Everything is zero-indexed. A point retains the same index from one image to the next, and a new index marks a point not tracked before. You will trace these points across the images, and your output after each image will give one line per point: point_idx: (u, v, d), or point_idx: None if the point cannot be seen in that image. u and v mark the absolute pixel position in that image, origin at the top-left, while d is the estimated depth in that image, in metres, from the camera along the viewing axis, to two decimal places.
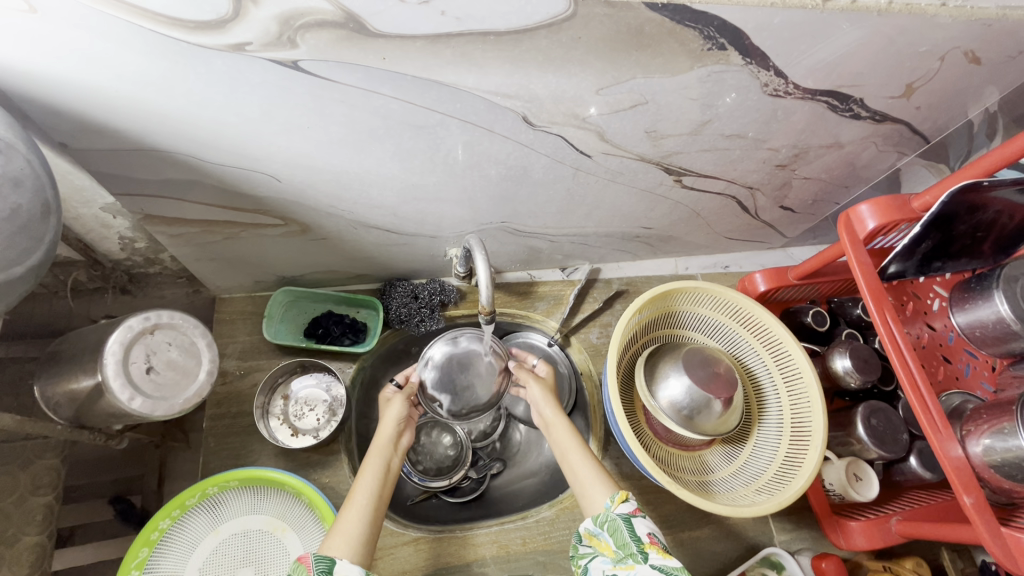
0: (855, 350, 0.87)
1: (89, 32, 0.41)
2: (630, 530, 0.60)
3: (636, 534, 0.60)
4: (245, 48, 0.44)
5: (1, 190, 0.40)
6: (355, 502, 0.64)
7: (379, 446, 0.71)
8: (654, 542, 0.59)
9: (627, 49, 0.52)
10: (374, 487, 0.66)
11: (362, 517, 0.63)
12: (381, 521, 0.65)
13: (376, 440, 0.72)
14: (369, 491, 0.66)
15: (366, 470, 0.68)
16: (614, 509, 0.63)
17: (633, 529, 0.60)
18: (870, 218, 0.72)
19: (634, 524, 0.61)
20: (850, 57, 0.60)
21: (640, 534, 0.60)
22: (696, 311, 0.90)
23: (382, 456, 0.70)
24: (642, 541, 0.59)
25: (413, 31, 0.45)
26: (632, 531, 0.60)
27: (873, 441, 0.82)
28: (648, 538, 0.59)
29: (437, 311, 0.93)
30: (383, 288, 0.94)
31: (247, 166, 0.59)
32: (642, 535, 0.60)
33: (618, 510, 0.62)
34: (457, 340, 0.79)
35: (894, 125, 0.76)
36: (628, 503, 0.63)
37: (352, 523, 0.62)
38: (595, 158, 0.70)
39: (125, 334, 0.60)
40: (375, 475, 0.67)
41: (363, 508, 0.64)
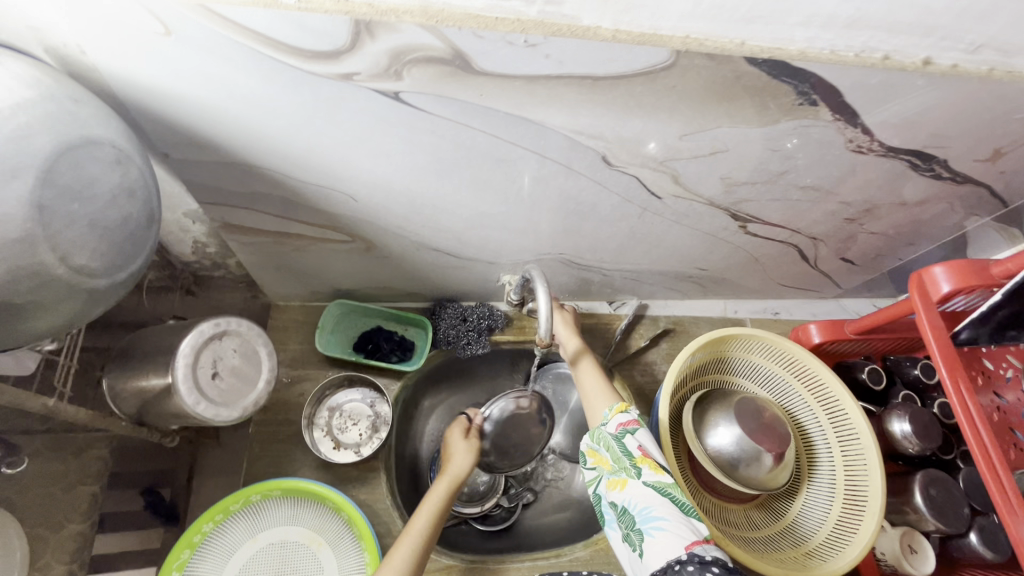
0: (915, 414, 0.83)
1: (214, 55, 0.43)
2: (621, 447, 0.63)
3: (627, 450, 0.63)
4: (353, 78, 0.46)
5: (117, 200, 0.42)
6: (409, 535, 0.65)
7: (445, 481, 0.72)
8: (644, 456, 0.62)
9: (718, 100, 0.52)
10: (431, 519, 0.67)
11: (411, 550, 0.64)
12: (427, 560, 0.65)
13: (443, 476, 0.72)
14: (425, 524, 0.66)
15: (428, 501, 0.69)
16: (610, 423, 0.66)
17: (623, 445, 0.63)
18: (944, 281, 0.70)
19: (625, 441, 0.64)
20: (941, 119, 0.59)
21: (630, 448, 0.63)
22: (748, 358, 0.88)
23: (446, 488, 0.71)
24: (633, 455, 0.62)
25: (515, 71, 0.46)
26: (624, 446, 0.63)
27: (931, 512, 0.78)
28: (640, 453, 0.62)
29: (484, 335, 0.94)
30: (432, 309, 0.95)
31: (329, 185, 0.60)
32: (633, 450, 0.62)
33: (612, 428, 0.65)
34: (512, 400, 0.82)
35: (973, 188, 0.74)
36: (625, 415, 0.66)
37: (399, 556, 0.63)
38: (664, 200, 0.70)
39: (196, 337, 0.61)
40: (436, 507, 0.68)
41: (414, 542, 0.64)
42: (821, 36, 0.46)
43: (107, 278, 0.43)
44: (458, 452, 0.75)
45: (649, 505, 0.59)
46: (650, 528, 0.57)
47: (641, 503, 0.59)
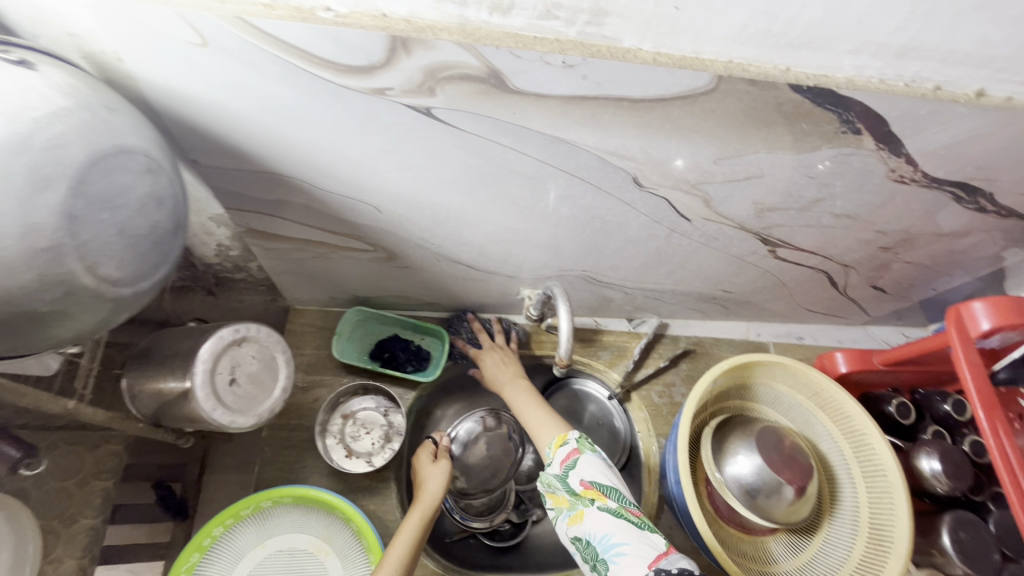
0: (946, 453, 0.80)
1: (248, 66, 0.43)
2: (565, 485, 0.63)
3: (571, 487, 0.62)
4: (386, 92, 0.45)
5: (146, 209, 0.42)
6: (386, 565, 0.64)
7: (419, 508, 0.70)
8: (587, 486, 0.61)
9: (757, 126, 0.50)
10: (409, 548, 0.66)
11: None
12: None
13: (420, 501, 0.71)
14: (403, 554, 0.65)
15: (405, 529, 0.68)
16: (553, 463, 0.66)
17: (567, 483, 0.63)
18: (984, 317, 0.68)
19: (569, 476, 0.63)
20: (992, 152, 0.56)
21: (574, 485, 0.62)
22: (771, 385, 0.86)
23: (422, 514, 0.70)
24: (577, 492, 0.61)
25: (551, 91, 0.45)
26: (567, 484, 0.63)
27: (960, 557, 0.75)
28: (582, 484, 0.61)
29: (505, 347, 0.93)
30: (451, 319, 0.94)
31: (355, 196, 0.60)
32: (575, 486, 0.62)
33: (554, 468, 0.65)
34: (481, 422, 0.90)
35: (1018, 222, 0.71)
36: (562, 450, 0.66)
37: None
38: (693, 222, 0.68)
39: (216, 343, 0.60)
40: (413, 535, 0.67)
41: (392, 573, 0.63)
42: (870, 64, 0.44)
43: (133, 286, 0.43)
44: (432, 476, 0.75)
45: (607, 532, 0.58)
46: (612, 555, 0.56)
47: (598, 532, 0.58)
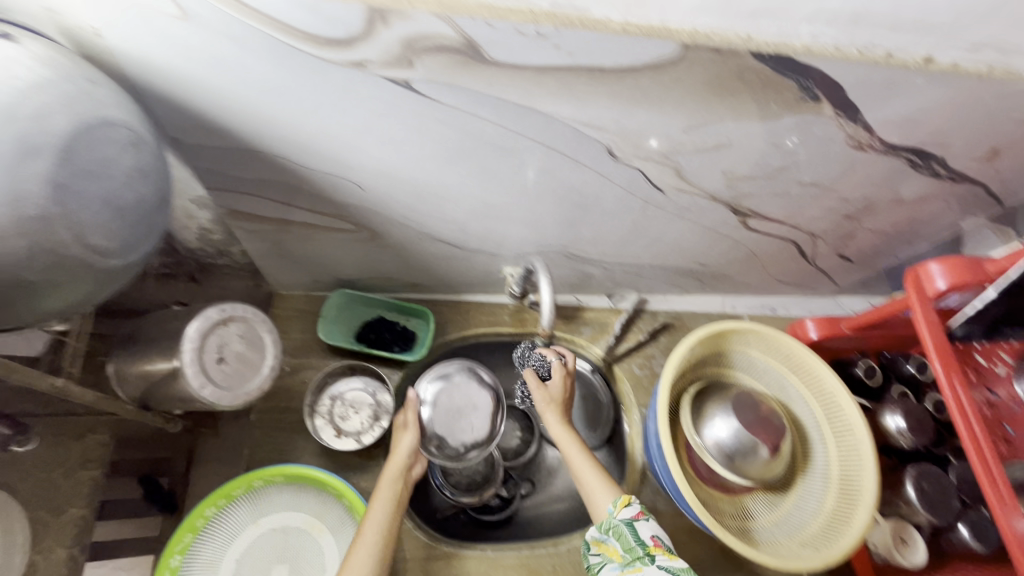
0: (908, 410, 0.85)
1: (228, 39, 0.44)
2: (634, 534, 0.64)
3: (641, 539, 0.63)
4: (365, 65, 0.46)
5: (132, 181, 0.43)
6: (364, 536, 0.67)
7: (389, 479, 0.72)
8: (657, 544, 0.62)
9: (722, 94, 0.53)
10: (383, 519, 0.69)
11: (371, 554, 0.66)
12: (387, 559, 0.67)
13: (386, 471, 0.73)
14: (378, 525, 0.68)
15: (377, 501, 0.70)
16: (616, 515, 0.66)
17: (637, 534, 0.64)
18: (940, 277, 0.71)
19: (637, 528, 0.64)
20: (943, 118, 0.60)
21: (644, 537, 0.63)
22: (745, 352, 0.89)
23: (392, 482, 0.72)
24: (647, 545, 0.63)
25: (524, 61, 0.47)
26: (637, 535, 0.64)
27: (923, 505, 0.80)
28: (653, 541, 0.63)
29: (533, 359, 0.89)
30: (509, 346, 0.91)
31: (337, 173, 0.61)
32: (647, 539, 0.63)
33: (620, 516, 0.66)
34: (449, 376, 0.80)
35: (970, 186, 0.76)
36: (630, 508, 0.67)
37: (360, 559, 0.65)
38: (666, 193, 0.70)
39: (203, 323, 0.61)
40: (385, 506, 0.70)
41: (371, 545, 0.66)
42: (825, 33, 0.46)
43: (121, 259, 0.44)
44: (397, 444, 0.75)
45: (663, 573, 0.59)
46: None
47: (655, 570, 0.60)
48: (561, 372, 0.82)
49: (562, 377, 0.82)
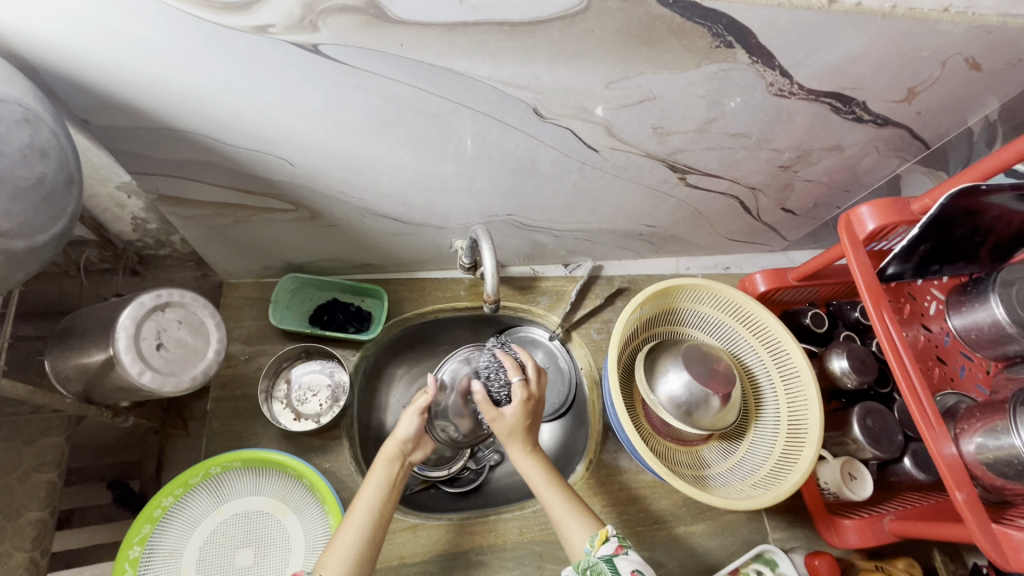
0: (853, 351, 0.88)
1: (119, 9, 0.43)
2: (612, 570, 0.58)
3: (618, 573, 0.58)
4: (268, 30, 0.46)
5: (29, 160, 0.42)
6: (353, 515, 0.65)
7: (384, 459, 0.71)
8: None
9: (636, 45, 0.53)
10: (375, 496, 0.67)
11: (359, 532, 0.64)
12: (376, 543, 0.65)
13: (384, 450, 0.71)
14: (370, 504, 0.67)
15: (370, 480, 0.69)
16: (596, 553, 0.62)
17: (616, 568, 0.58)
18: (870, 219, 0.74)
19: (617, 564, 0.59)
20: (856, 60, 0.62)
21: (624, 572, 0.58)
22: (696, 309, 0.91)
23: (387, 462, 0.71)
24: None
25: (431, 19, 0.46)
26: (615, 570, 0.58)
27: (868, 440, 0.83)
28: (632, 574, 0.57)
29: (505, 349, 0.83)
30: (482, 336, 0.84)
31: (262, 149, 0.61)
32: (626, 574, 0.57)
33: (599, 553, 0.61)
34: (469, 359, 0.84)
35: (894, 130, 0.78)
36: (609, 544, 0.62)
37: (347, 539, 0.63)
38: (601, 152, 0.71)
39: (137, 310, 0.61)
40: (377, 484, 0.68)
41: (360, 522, 0.65)
42: None
43: (26, 240, 0.43)
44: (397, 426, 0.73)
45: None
46: None
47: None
48: (521, 397, 0.72)
49: (522, 403, 0.72)
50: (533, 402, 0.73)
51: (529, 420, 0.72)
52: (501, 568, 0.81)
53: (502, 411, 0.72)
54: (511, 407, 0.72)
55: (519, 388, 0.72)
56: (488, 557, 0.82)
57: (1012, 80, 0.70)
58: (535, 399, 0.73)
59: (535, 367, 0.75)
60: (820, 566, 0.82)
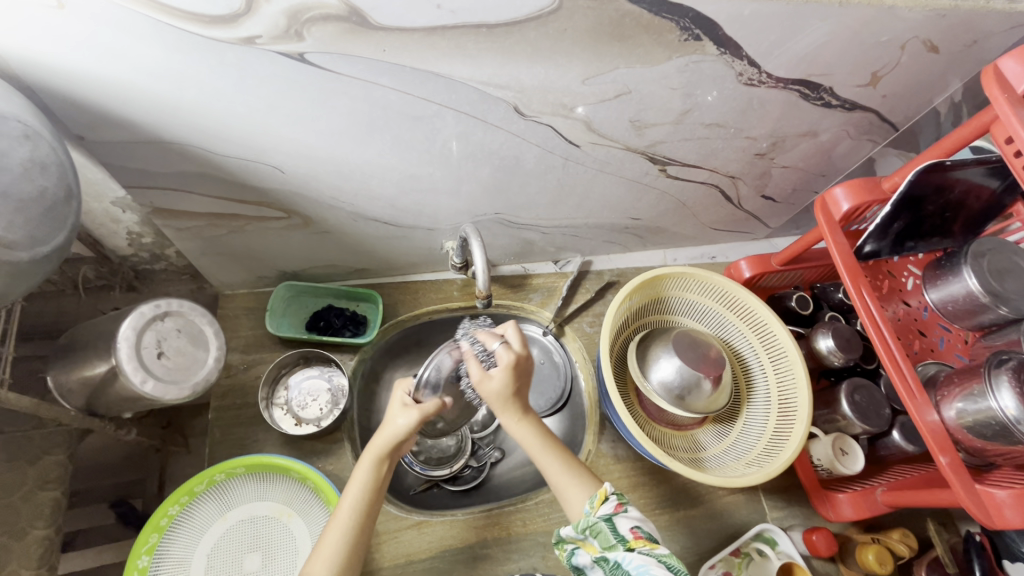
0: (837, 330, 0.90)
1: (113, 26, 0.45)
2: (612, 530, 0.61)
3: (619, 533, 0.60)
4: (255, 41, 0.48)
5: (30, 174, 0.44)
6: (337, 519, 0.65)
7: (370, 457, 0.67)
8: (637, 535, 0.59)
9: (609, 41, 0.56)
10: (359, 500, 0.65)
11: (342, 538, 0.63)
12: (362, 545, 0.65)
13: (369, 447, 0.67)
14: (353, 508, 0.65)
15: (355, 481, 0.66)
16: (595, 513, 0.63)
17: (616, 529, 0.61)
18: (844, 200, 0.76)
19: (616, 523, 0.61)
20: (819, 48, 0.65)
21: (623, 531, 0.60)
22: (684, 296, 0.93)
23: (374, 459, 0.66)
24: (627, 539, 0.59)
25: (412, 24, 0.49)
26: (616, 530, 0.60)
27: (857, 415, 0.85)
28: (632, 534, 0.60)
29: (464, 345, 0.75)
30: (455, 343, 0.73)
31: (253, 157, 0.63)
32: (625, 532, 0.60)
33: (599, 513, 0.62)
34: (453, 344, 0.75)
35: (864, 114, 0.81)
36: (608, 503, 0.63)
37: (329, 547, 0.62)
38: (583, 148, 0.74)
39: (137, 320, 0.62)
40: (362, 486, 0.66)
41: (344, 530, 0.64)
42: None
43: (29, 252, 0.45)
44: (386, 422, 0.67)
45: (645, 563, 0.56)
46: None
47: (636, 560, 0.56)
48: (506, 359, 0.67)
49: (508, 365, 0.67)
50: (522, 362, 0.68)
51: (517, 382, 0.68)
52: (506, 560, 0.83)
53: (486, 375, 0.67)
54: (495, 371, 0.67)
55: (505, 349, 0.68)
56: (494, 551, 0.83)
57: (971, 60, 0.73)
58: (523, 359, 0.68)
59: (516, 328, 0.70)
60: (817, 541, 0.85)
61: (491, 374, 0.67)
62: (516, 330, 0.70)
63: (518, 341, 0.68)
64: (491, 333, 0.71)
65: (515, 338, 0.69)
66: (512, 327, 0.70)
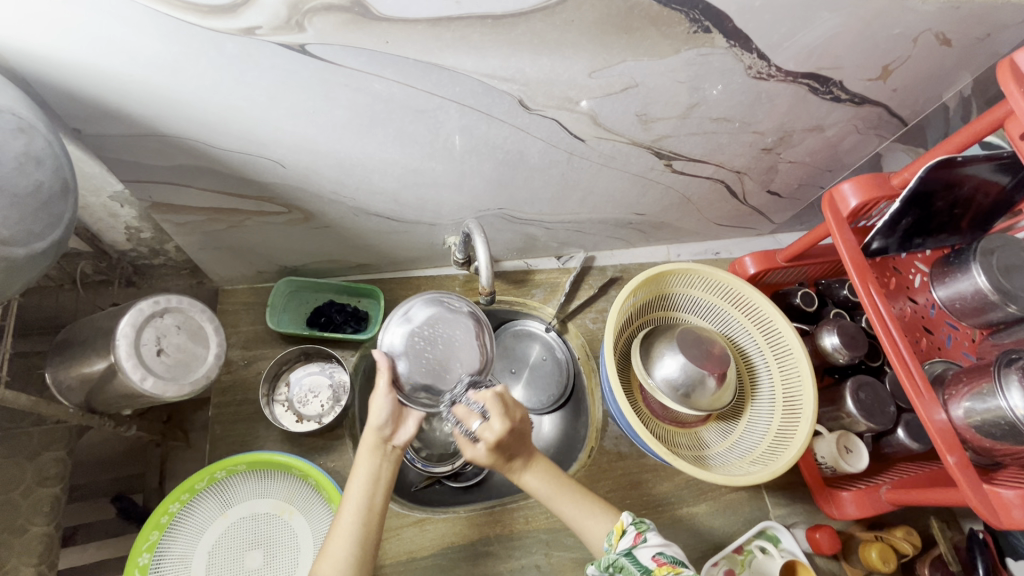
0: (843, 327, 0.89)
1: (110, 16, 0.44)
2: (634, 562, 0.60)
3: (641, 564, 0.59)
4: (255, 32, 0.47)
5: (25, 167, 0.43)
6: (342, 519, 0.64)
7: (367, 451, 0.67)
8: (660, 563, 0.58)
9: (617, 33, 0.55)
10: (361, 494, 0.65)
11: (350, 537, 0.62)
12: (373, 542, 0.64)
13: (363, 441, 0.67)
14: (357, 505, 0.64)
15: (354, 477, 0.66)
16: (615, 550, 0.63)
17: (638, 561, 0.60)
18: (852, 196, 0.75)
19: (637, 555, 0.60)
20: (830, 41, 0.64)
21: (645, 561, 0.59)
22: (689, 293, 0.93)
23: (370, 450, 0.67)
24: (649, 568, 0.58)
25: (415, 14, 0.47)
26: (638, 562, 0.59)
27: (861, 413, 0.84)
28: (655, 562, 0.58)
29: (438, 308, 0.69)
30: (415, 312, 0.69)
31: (253, 151, 0.62)
32: (648, 562, 0.59)
33: (618, 548, 0.62)
34: (410, 315, 0.68)
35: (873, 108, 0.80)
36: (627, 536, 0.63)
37: (337, 546, 0.62)
38: (588, 142, 0.72)
39: (136, 316, 0.61)
40: (362, 478, 0.66)
41: (350, 526, 0.63)
42: None
43: (25, 248, 0.44)
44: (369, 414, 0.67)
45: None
46: None
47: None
48: (488, 440, 0.63)
49: (490, 444, 0.63)
50: (505, 439, 0.64)
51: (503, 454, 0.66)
52: (509, 557, 0.82)
53: (474, 447, 0.65)
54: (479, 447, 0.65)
55: (483, 430, 0.63)
56: (496, 548, 0.83)
57: (983, 54, 0.72)
58: (504, 437, 0.63)
59: (495, 402, 0.64)
60: (822, 539, 0.84)
61: (474, 445, 0.65)
62: (496, 405, 0.64)
63: (497, 420, 0.63)
64: (468, 408, 0.64)
65: (494, 415, 0.63)
66: (492, 403, 0.63)
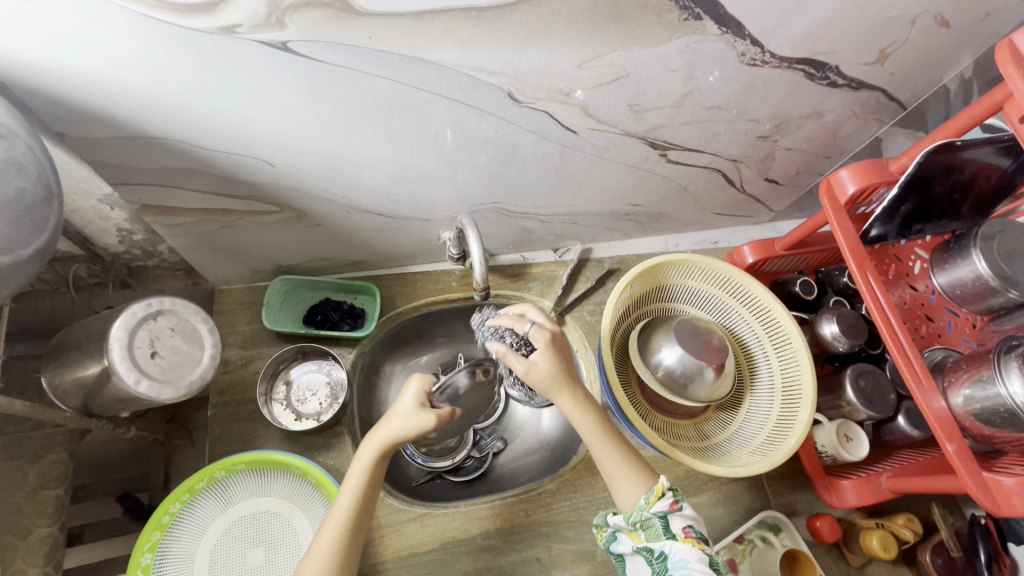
0: (842, 315, 0.89)
1: (88, 20, 0.43)
2: (664, 527, 0.61)
3: (670, 530, 0.61)
4: (235, 30, 0.46)
5: (6, 175, 0.43)
6: (337, 507, 0.65)
7: (373, 445, 0.66)
8: (688, 535, 0.60)
9: (606, 22, 0.54)
10: (360, 484, 0.65)
11: (338, 533, 0.63)
12: (360, 533, 0.65)
13: (374, 433, 0.66)
14: (353, 496, 0.65)
15: (354, 472, 0.66)
16: (649, 508, 0.62)
17: (667, 526, 0.61)
18: (850, 182, 0.74)
19: (669, 521, 0.61)
20: (825, 25, 0.62)
21: (675, 529, 0.61)
22: (686, 283, 0.92)
23: (377, 449, 0.66)
24: (677, 536, 0.60)
25: (398, 9, 0.46)
26: (667, 528, 0.61)
27: (861, 401, 0.84)
28: (683, 532, 0.60)
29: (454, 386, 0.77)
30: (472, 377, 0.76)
31: (241, 150, 0.61)
32: (676, 530, 0.60)
33: (653, 510, 0.62)
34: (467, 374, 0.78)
35: (871, 92, 0.78)
36: (664, 500, 0.62)
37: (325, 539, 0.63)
38: (580, 134, 0.72)
39: (129, 320, 0.61)
40: (362, 477, 0.65)
41: (341, 516, 0.64)
42: None
43: (9, 255, 0.44)
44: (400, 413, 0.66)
45: (687, 558, 0.58)
46: None
47: (678, 554, 0.59)
48: (544, 340, 0.71)
49: (547, 345, 0.71)
50: (558, 342, 0.73)
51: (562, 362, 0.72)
52: (511, 551, 0.83)
53: (532, 361, 0.71)
54: (537, 355, 0.71)
55: (539, 329, 0.72)
56: (496, 542, 0.83)
57: (982, 33, 0.71)
58: (557, 338, 0.73)
59: (538, 313, 0.76)
60: (821, 527, 0.86)
61: (534, 360, 0.71)
62: (539, 315, 0.76)
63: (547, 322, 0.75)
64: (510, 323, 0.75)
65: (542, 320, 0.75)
66: (534, 313, 0.76)
